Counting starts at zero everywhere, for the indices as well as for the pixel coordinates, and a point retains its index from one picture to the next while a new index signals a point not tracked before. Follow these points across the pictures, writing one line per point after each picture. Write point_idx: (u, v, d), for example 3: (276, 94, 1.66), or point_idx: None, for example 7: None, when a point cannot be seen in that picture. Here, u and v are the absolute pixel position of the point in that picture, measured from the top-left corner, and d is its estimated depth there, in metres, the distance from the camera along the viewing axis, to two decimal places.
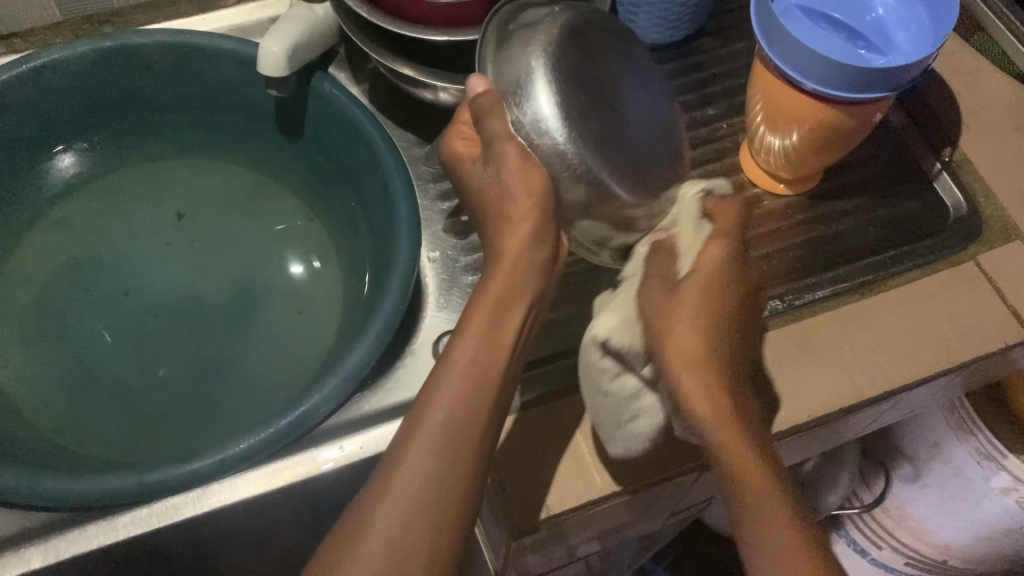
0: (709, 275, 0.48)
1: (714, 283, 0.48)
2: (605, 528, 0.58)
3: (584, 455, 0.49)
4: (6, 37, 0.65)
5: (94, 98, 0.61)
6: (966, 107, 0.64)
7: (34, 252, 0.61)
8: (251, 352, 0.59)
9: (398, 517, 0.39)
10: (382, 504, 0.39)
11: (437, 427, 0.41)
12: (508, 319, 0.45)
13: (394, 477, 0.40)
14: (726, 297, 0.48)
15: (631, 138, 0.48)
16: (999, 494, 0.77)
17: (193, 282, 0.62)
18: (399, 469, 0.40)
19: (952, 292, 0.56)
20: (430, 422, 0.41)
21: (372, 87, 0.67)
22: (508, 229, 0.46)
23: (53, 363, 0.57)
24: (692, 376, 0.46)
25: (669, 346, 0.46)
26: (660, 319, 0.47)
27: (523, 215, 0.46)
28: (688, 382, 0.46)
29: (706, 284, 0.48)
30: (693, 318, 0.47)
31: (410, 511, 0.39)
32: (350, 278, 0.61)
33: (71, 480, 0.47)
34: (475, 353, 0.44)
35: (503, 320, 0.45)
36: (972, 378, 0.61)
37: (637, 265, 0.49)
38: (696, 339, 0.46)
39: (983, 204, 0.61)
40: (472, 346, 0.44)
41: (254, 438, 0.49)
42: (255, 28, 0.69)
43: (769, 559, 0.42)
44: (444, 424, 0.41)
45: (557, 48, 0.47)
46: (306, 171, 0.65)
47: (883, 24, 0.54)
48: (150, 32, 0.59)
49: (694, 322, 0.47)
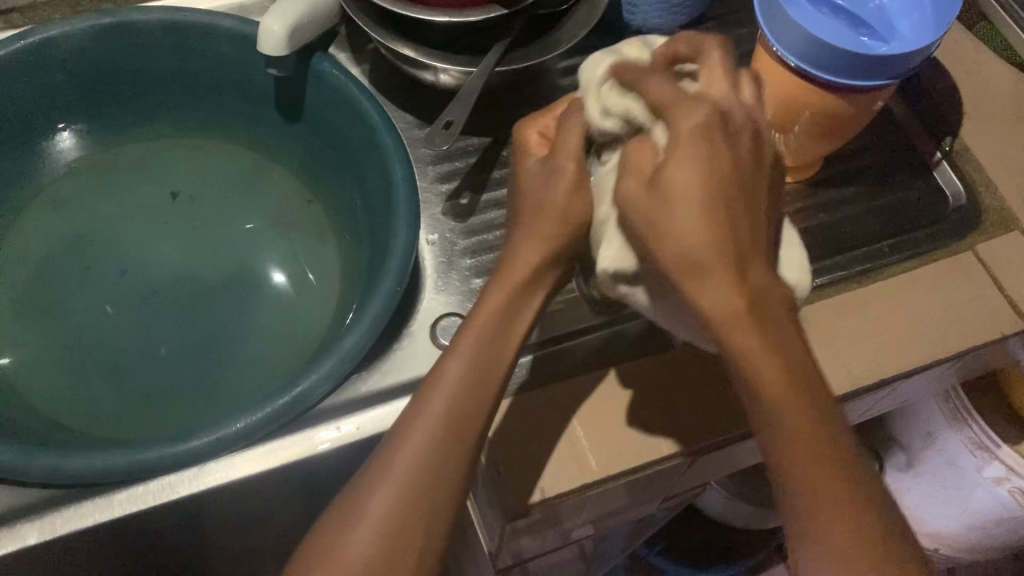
0: (691, 173, 0.37)
1: (704, 182, 0.37)
2: (600, 512, 0.59)
3: (579, 439, 0.49)
4: (5, 13, 0.64)
5: (93, 75, 0.61)
6: (967, 96, 0.64)
7: (32, 229, 0.61)
8: (248, 332, 0.59)
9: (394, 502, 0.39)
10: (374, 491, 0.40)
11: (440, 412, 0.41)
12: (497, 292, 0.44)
13: (396, 456, 0.40)
14: (721, 152, 0.38)
15: None
16: (992, 483, 0.77)
17: (190, 262, 0.62)
18: (400, 451, 0.40)
19: (950, 281, 0.56)
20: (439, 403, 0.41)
21: (373, 69, 0.67)
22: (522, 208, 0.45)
23: (50, 340, 0.57)
24: (703, 257, 0.37)
25: (674, 238, 0.37)
26: (664, 221, 0.37)
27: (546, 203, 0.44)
28: (704, 295, 0.37)
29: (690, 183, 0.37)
30: (706, 205, 0.37)
31: (405, 499, 0.39)
32: (348, 259, 0.61)
33: (68, 456, 0.47)
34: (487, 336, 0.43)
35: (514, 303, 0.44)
36: (967, 367, 0.61)
37: (641, 114, 0.41)
38: (713, 239, 0.37)
39: (982, 194, 0.61)
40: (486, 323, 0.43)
41: (252, 418, 0.49)
42: (256, 8, 0.68)
43: (807, 471, 0.38)
44: (454, 402, 0.41)
45: None
46: (305, 152, 0.64)
47: (886, 12, 0.54)
48: (150, 9, 0.59)
49: (704, 217, 0.37)
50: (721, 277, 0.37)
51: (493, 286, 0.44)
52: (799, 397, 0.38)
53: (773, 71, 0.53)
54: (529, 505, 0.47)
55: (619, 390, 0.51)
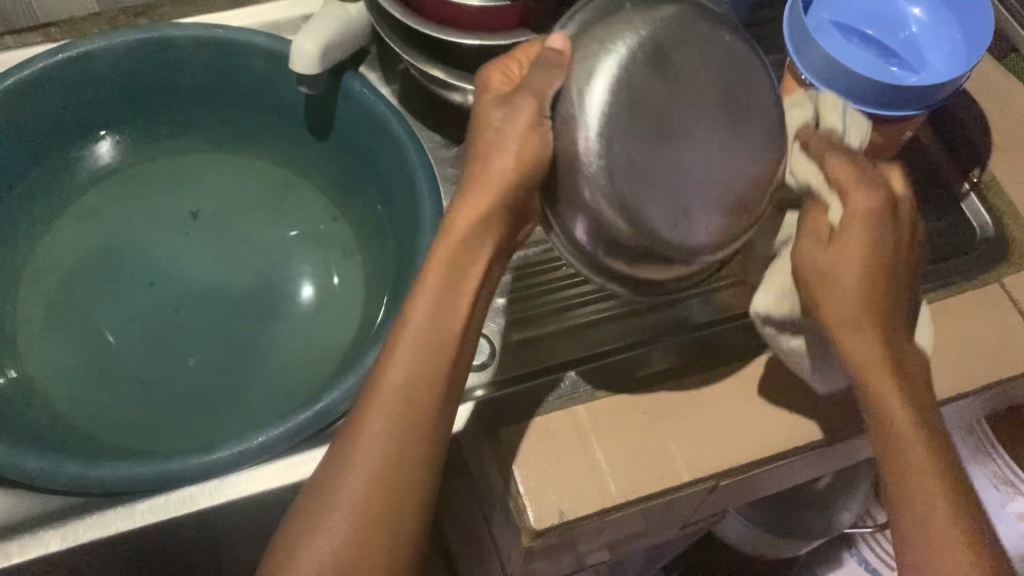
0: (866, 274, 0.41)
1: (875, 279, 0.41)
2: (617, 537, 0.58)
3: (598, 460, 0.49)
4: (44, 27, 0.65)
5: (127, 88, 0.62)
6: (996, 127, 0.64)
7: (62, 239, 0.62)
8: (270, 347, 0.59)
9: (354, 494, 0.39)
10: (335, 484, 0.39)
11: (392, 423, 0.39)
12: (460, 294, 0.41)
13: (382, 451, 0.39)
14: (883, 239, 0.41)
15: (699, 189, 0.39)
16: (1017, 519, 0.76)
17: (215, 274, 0.63)
18: (358, 446, 0.39)
19: (977, 313, 0.56)
20: (386, 392, 0.40)
21: (401, 88, 0.67)
22: (478, 178, 0.41)
23: (77, 349, 0.57)
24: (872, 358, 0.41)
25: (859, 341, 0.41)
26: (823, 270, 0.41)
27: (499, 174, 0.40)
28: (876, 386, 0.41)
29: (866, 281, 0.41)
30: (863, 283, 0.41)
31: (378, 485, 0.39)
32: (372, 276, 0.62)
33: (92, 466, 0.48)
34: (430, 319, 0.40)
35: (461, 273, 0.41)
36: (992, 400, 0.61)
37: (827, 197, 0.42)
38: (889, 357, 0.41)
39: (1011, 227, 0.60)
40: (429, 302, 0.41)
41: (273, 432, 0.49)
42: (287, 24, 0.69)
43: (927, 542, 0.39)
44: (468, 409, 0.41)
45: (636, 61, 0.39)
46: (333, 168, 0.65)
47: (916, 42, 0.54)
48: (185, 25, 0.60)
49: (880, 336, 0.41)
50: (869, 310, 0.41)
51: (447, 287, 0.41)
52: (930, 478, 0.40)
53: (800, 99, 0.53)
54: (547, 527, 0.47)
55: (638, 412, 0.51)
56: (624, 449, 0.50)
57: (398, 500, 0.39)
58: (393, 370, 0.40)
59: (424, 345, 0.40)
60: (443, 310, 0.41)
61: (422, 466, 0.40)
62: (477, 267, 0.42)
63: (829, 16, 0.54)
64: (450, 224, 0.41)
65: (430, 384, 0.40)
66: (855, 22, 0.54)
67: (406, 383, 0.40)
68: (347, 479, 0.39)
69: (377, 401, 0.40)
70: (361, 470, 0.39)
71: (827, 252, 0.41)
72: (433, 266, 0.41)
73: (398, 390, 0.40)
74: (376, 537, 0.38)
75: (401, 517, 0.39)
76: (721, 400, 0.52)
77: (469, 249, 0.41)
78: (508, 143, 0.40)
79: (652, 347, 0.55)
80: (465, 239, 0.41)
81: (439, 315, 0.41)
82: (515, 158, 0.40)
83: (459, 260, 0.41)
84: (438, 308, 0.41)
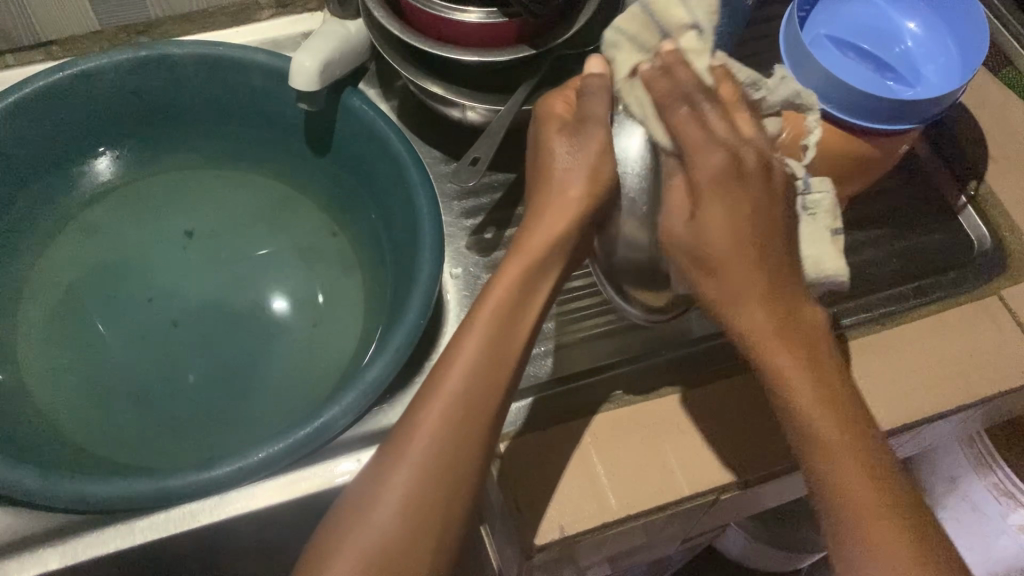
0: (738, 247, 0.42)
1: (746, 249, 0.42)
2: (617, 552, 0.58)
3: (598, 475, 0.49)
4: (45, 45, 0.66)
5: (127, 105, 0.62)
6: (992, 139, 0.64)
7: (63, 256, 0.62)
8: (271, 363, 0.59)
9: (419, 476, 0.40)
10: (394, 471, 0.40)
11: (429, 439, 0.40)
12: (524, 314, 0.45)
13: None
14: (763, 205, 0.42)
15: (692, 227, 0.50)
16: (1017, 531, 0.76)
17: (216, 290, 0.63)
18: (420, 435, 0.41)
19: (974, 326, 0.56)
20: (457, 380, 0.42)
21: (400, 104, 0.67)
22: (547, 203, 0.46)
23: (77, 366, 0.58)
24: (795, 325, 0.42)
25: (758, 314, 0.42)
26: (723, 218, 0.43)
27: (568, 197, 0.45)
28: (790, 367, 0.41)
29: (735, 250, 0.42)
30: (737, 251, 0.42)
31: None
32: (372, 291, 0.62)
33: (92, 483, 0.48)
34: (503, 324, 0.44)
35: (528, 289, 0.45)
36: (990, 414, 0.61)
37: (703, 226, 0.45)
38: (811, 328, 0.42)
39: (1008, 239, 0.60)
40: (502, 305, 0.44)
41: (272, 449, 0.49)
42: (287, 42, 0.70)
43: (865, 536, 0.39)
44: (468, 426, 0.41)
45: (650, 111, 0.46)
46: (331, 185, 0.65)
47: (912, 56, 0.55)
48: (185, 43, 0.60)
49: (780, 342, 0.41)
50: (760, 300, 0.42)
51: (516, 280, 0.45)
52: (860, 484, 0.40)
53: None
54: (547, 542, 0.47)
55: (638, 428, 0.51)
56: (625, 463, 0.50)
57: (456, 488, 0.40)
58: (467, 359, 0.42)
59: (496, 343, 0.43)
60: (508, 317, 0.44)
61: (478, 466, 0.41)
62: (548, 280, 0.46)
63: (825, 31, 0.54)
64: (526, 243, 0.46)
65: (498, 384, 0.43)
66: (852, 37, 0.55)
67: (477, 377, 0.42)
68: (409, 464, 0.40)
69: (448, 391, 0.42)
70: (420, 457, 0.40)
71: (690, 228, 0.43)
72: (508, 277, 0.45)
73: (466, 382, 0.42)
74: (434, 520, 0.40)
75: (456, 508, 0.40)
76: (721, 414, 0.52)
77: (536, 270, 0.46)
78: (579, 169, 0.45)
79: (649, 360, 0.55)
80: (539, 258, 0.46)
81: (510, 321, 0.44)
82: (584, 179, 0.45)
83: (531, 276, 0.45)
84: (508, 317, 0.44)
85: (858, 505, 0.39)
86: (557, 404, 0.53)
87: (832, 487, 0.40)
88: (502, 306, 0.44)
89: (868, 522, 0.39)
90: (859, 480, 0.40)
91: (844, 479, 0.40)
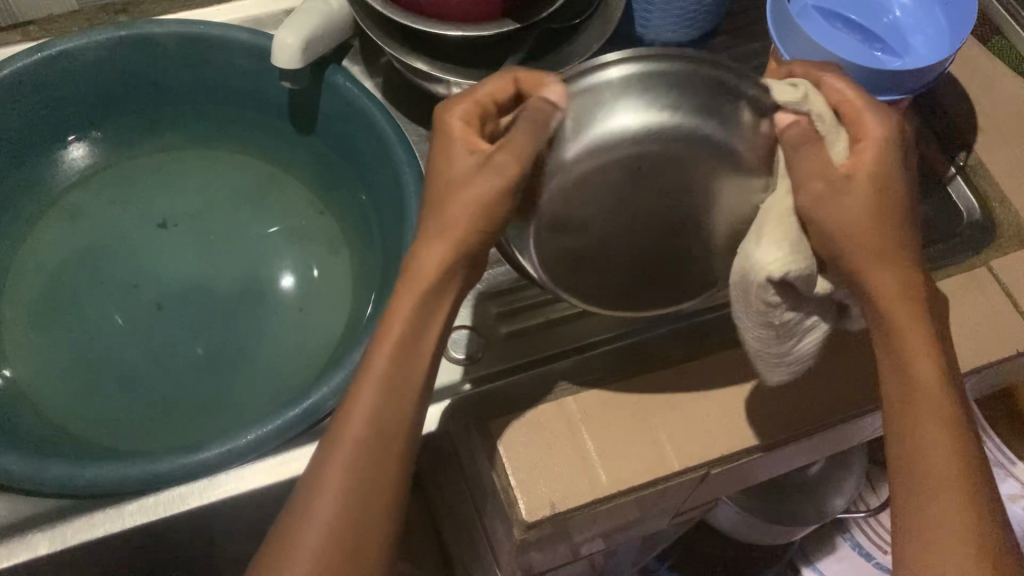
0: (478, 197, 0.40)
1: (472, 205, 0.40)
2: (612, 527, 0.58)
3: (589, 452, 0.49)
4: (23, 26, 0.65)
5: (108, 84, 0.61)
6: (981, 111, 0.64)
7: (46, 239, 0.62)
8: (260, 345, 0.59)
9: (359, 445, 0.39)
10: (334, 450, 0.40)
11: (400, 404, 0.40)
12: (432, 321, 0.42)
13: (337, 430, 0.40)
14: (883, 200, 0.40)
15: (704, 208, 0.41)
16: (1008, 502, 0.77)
17: (202, 273, 0.62)
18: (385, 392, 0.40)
19: (965, 297, 0.56)
20: (383, 365, 0.40)
21: (386, 82, 0.67)
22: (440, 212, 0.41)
23: (63, 351, 0.57)
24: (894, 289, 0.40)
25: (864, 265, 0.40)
26: (840, 228, 0.39)
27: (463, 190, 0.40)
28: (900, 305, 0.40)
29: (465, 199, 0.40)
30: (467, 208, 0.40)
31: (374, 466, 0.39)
32: (360, 271, 0.61)
33: (78, 467, 0.47)
34: (410, 321, 0.41)
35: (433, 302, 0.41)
36: (983, 384, 0.61)
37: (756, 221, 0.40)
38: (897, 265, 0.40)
39: (998, 210, 0.60)
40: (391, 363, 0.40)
41: (261, 430, 0.49)
42: (269, 19, 0.68)
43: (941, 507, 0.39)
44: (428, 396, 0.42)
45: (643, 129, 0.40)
46: (318, 165, 0.65)
47: (900, 26, 0.54)
48: (164, 22, 0.59)
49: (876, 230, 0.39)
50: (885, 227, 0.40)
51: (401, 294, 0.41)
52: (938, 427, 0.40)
53: None
54: (539, 519, 0.47)
55: (630, 404, 0.51)
56: (619, 439, 0.50)
57: (393, 482, 0.40)
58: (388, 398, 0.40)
59: (404, 341, 0.41)
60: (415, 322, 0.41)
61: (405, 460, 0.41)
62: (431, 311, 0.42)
63: (813, 2, 0.54)
64: (415, 263, 0.42)
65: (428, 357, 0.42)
66: (840, 8, 0.54)
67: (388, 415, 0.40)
68: (343, 451, 0.39)
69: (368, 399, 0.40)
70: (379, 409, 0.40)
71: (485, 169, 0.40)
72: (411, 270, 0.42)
73: (385, 388, 0.40)
74: (367, 502, 0.39)
75: (386, 492, 0.40)
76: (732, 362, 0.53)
77: (444, 263, 0.41)
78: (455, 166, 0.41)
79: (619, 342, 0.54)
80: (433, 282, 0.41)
81: (414, 333, 0.41)
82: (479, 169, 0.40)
83: (429, 304, 0.41)
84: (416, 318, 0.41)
85: (939, 503, 0.39)
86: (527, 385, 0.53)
87: (918, 477, 0.40)
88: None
89: (949, 508, 0.39)
90: (928, 422, 0.40)
91: (938, 454, 0.39)
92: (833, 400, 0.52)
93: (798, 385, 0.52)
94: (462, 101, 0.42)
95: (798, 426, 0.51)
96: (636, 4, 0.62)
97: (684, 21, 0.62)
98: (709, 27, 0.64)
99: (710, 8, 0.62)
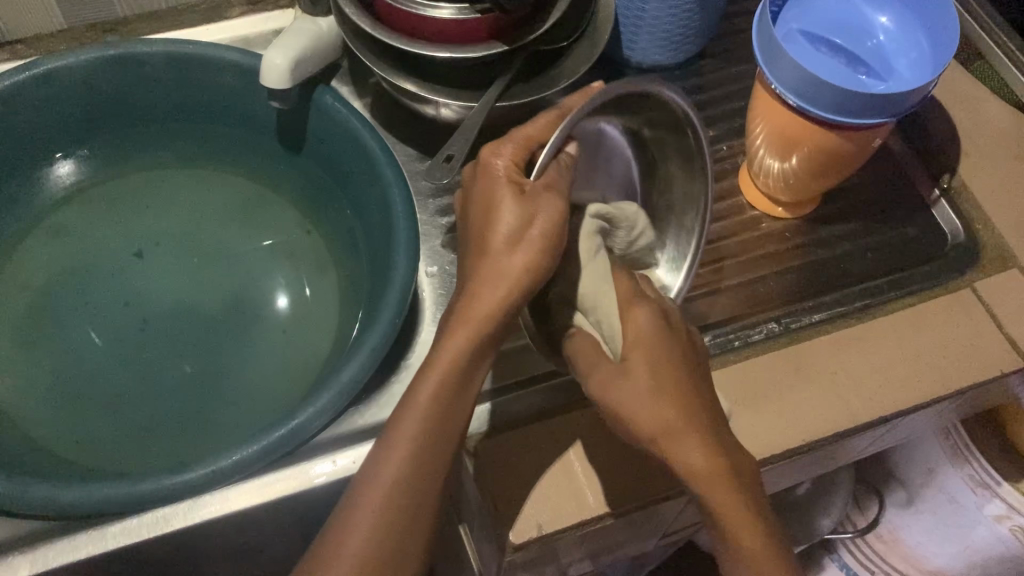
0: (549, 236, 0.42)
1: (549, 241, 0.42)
2: (598, 549, 0.58)
3: (577, 474, 0.49)
4: (10, 44, 0.65)
5: (95, 103, 0.61)
6: (965, 134, 0.64)
7: (31, 257, 0.61)
8: (247, 364, 0.59)
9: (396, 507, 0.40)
10: (361, 514, 0.40)
11: (421, 441, 0.41)
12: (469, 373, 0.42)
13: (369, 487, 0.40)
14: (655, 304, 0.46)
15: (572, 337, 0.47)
16: (993, 521, 0.77)
17: (190, 293, 0.62)
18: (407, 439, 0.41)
19: (949, 318, 0.56)
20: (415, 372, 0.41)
21: (374, 102, 0.67)
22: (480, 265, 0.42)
23: (46, 369, 0.57)
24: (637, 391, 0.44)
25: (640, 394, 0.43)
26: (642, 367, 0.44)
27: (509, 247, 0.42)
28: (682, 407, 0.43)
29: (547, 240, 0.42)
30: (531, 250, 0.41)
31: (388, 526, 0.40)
32: (349, 290, 0.61)
33: (60, 488, 0.47)
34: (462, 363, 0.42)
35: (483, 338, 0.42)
36: (967, 404, 0.61)
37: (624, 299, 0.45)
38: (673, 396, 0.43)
39: (981, 231, 0.60)
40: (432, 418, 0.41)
41: (248, 451, 0.48)
42: (259, 39, 0.68)
43: None
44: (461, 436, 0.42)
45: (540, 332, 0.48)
46: (306, 183, 0.65)
47: (884, 51, 0.55)
48: (153, 41, 0.60)
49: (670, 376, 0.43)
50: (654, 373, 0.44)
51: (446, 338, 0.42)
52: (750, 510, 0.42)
53: (771, 108, 0.53)
54: (526, 541, 0.47)
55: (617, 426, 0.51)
56: (610, 462, 0.50)
57: (419, 515, 0.41)
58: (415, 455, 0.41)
59: (454, 383, 0.41)
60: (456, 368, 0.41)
61: (432, 515, 0.41)
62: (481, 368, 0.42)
63: (797, 26, 0.55)
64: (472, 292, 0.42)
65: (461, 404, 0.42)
66: (824, 32, 0.55)
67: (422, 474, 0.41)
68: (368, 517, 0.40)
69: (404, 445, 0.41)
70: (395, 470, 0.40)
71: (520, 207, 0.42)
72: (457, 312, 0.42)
73: (422, 437, 0.41)
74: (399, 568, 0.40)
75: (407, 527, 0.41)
76: None
77: (484, 337, 0.42)
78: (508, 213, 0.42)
79: None
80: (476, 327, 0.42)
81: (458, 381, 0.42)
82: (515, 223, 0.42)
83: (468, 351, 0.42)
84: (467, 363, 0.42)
85: None
86: (513, 410, 0.53)
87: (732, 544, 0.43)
88: (479, 314, 0.41)
89: None
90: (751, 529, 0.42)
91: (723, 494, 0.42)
92: (822, 424, 0.52)
93: (781, 409, 0.52)
94: (509, 145, 0.44)
95: (785, 450, 0.51)
96: (623, 25, 0.62)
97: (669, 43, 0.63)
98: (694, 49, 0.65)
99: (694, 31, 0.62)
